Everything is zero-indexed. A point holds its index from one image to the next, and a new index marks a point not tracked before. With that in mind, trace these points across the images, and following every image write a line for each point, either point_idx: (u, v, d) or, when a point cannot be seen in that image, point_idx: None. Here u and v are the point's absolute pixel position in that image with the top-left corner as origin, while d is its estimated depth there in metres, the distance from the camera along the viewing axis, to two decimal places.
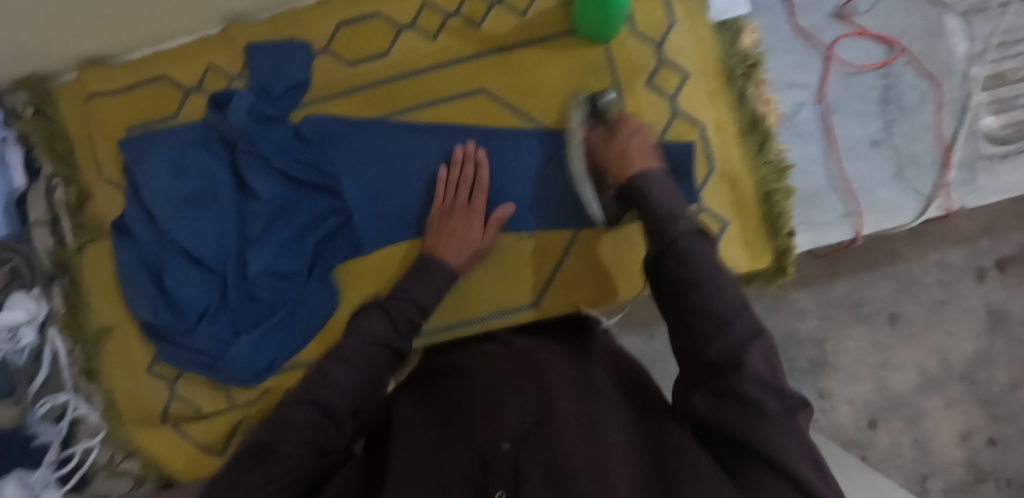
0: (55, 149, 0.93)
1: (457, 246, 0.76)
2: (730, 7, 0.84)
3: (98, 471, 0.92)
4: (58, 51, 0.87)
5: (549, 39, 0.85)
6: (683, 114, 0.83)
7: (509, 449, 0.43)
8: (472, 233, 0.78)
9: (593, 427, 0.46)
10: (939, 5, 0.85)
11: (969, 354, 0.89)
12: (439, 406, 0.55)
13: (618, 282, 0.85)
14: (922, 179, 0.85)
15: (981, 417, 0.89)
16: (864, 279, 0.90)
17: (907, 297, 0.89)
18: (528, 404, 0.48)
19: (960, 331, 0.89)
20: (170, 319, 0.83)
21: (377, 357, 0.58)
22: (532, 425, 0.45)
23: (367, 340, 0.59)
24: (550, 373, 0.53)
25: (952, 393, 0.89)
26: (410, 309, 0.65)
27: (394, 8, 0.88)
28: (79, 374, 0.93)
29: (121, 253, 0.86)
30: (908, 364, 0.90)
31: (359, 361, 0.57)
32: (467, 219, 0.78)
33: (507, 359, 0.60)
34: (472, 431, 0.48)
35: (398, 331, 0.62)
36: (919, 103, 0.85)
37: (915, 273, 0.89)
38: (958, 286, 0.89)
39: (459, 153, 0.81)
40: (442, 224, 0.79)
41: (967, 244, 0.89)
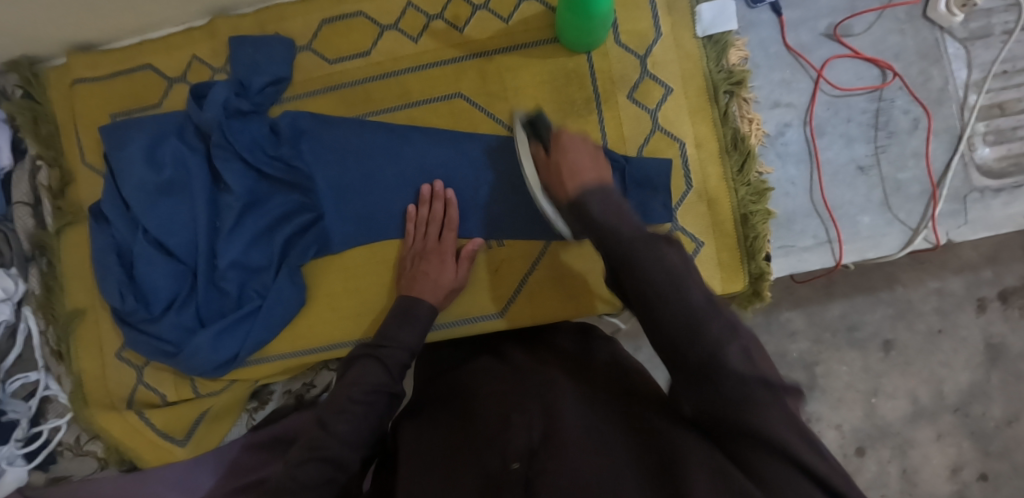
0: (39, 132, 0.90)
1: (434, 286, 0.75)
2: (718, 22, 0.82)
3: (64, 451, 0.88)
4: (42, 35, 0.85)
5: (530, 46, 0.84)
6: (663, 128, 0.82)
7: (519, 466, 0.43)
8: (445, 273, 0.77)
9: (600, 441, 0.47)
10: (939, 29, 0.84)
11: (964, 385, 0.96)
12: (449, 430, 0.55)
13: (589, 296, 0.82)
14: (908, 209, 0.83)
15: (973, 451, 0.96)
16: (859, 303, 0.97)
17: (903, 324, 0.96)
18: (534, 420, 0.49)
19: (955, 362, 0.96)
20: (136, 308, 0.81)
21: (381, 410, 0.60)
22: (539, 441, 0.46)
23: (366, 388, 0.60)
24: (555, 389, 0.54)
25: (944, 424, 0.96)
26: (401, 354, 0.65)
27: (378, 7, 0.86)
28: (50, 355, 0.89)
29: (94, 237, 0.84)
30: (898, 393, 0.97)
31: (363, 408, 0.59)
32: (443, 259, 0.78)
33: (509, 376, 0.60)
34: (480, 453, 0.48)
35: (392, 376, 0.63)
36: (909, 129, 0.83)
37: (913, 300, 0.96)
38: (958, 316, 0.96)
39: (426, 191, 0.80)
40: (416, 266, 0.78)
41: (969, 274, 0.96)
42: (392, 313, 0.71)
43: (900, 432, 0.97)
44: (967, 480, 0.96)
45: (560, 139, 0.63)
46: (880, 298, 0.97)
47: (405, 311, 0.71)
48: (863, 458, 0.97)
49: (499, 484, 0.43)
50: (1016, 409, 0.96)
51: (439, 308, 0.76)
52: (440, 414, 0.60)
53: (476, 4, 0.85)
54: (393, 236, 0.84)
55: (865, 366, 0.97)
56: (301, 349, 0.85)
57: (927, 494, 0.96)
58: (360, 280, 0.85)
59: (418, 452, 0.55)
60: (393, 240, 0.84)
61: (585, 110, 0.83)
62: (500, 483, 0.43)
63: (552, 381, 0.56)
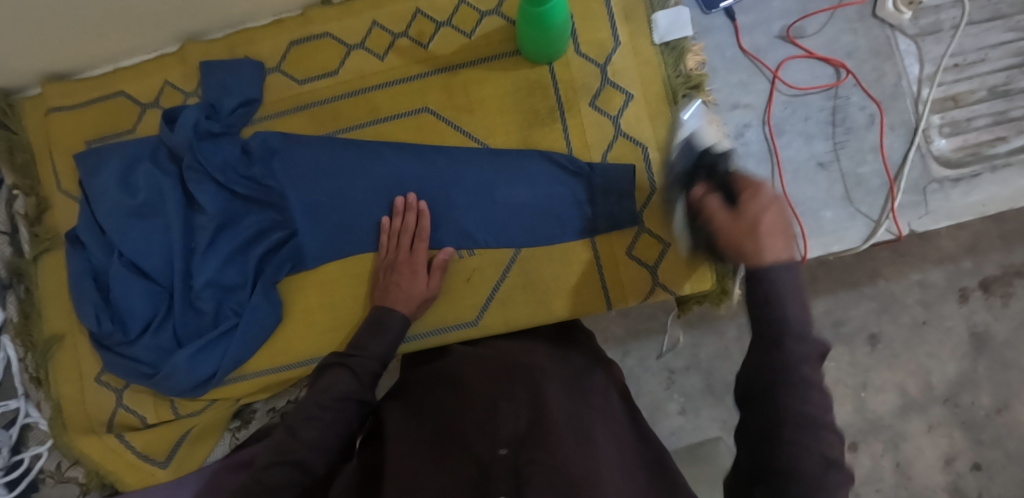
0: (15, 161, 0.91)
1: (406, 298, 0.76)
2: (674, 29, 0.84)
3: (47, 478, 0.89)
4: (16, 68, 0.87)
5: (492, 60, 0.86)
6: (626, 134, 0.84)
7: (508, 454, 0.46)
8: (416, 284, 0.78)
9: (581, 433, 0.51)
10: (889, 27, 0.86)
11: (952, 376, 0.97)
12: (434, 416, 0.56)
13: (558, 300, 0.83)
14: (871, 203, 0.84)
15: (965, 442, 0.97)
16: (844, 299, 0.98)
17: (887, 317, 0.98)
18: (522, 409, 0.51)
19: (942, 353, 0.97)
20: (112, 331, 0.82)
21: (349, 415, 0.61)
22: (526, 430, 0.49)
23: (335, 395, 0.61)
24: (541, 381, 0.57)
25: (935, 416, 0.97)
26: (369, 364, 0.66)
27: (344, 27, 0.88)
28: (29, 381, 0.89)
29: (70, 262, 0.85)
30: (887, 386, 0.98)
31: (333, 412, 0.60)
32: (416, 268, 0.78)
33: (495, 363, 0.63)
34: (466, 441, 0.50)
35: (362, 384, 0.64)
36: (866, 124, 0.85)
37: (895, 293, 0.97)
38: (941, 307, 0.97)
39: (400, 203, 0.81)
40: (389, 278, 0.78)
41: (950, 265, 0.97)
42: (365, 324, 0.72)
43: (891, 425, 0.97)
44: (961, 470, 0.96)
45: (752, 202, 0.59)
46: (862, 292, 0.98)
47: (379, 325, 0.71)
48: (856, 453, 0.97)
49: (488, 472, 0.45)
50: (1004, 396, 0.96)
51: (414, 318, 0.77)
52: (421, 402, 0.61)
53: (439, 21, 0.87)
54: (365, 248, 0.85)
55: (852, 360, 0.98)
56: (279, 365, 0.86)
57: (922, 487, 0.97)
58: (336, 292, 0.86)
59: (402, 439, 0.56)
60: (365, 252, 0.85)
61: (549, 119, 0.84)
62: (487, 471, 0.45)
63: (535, 374, 0.59)
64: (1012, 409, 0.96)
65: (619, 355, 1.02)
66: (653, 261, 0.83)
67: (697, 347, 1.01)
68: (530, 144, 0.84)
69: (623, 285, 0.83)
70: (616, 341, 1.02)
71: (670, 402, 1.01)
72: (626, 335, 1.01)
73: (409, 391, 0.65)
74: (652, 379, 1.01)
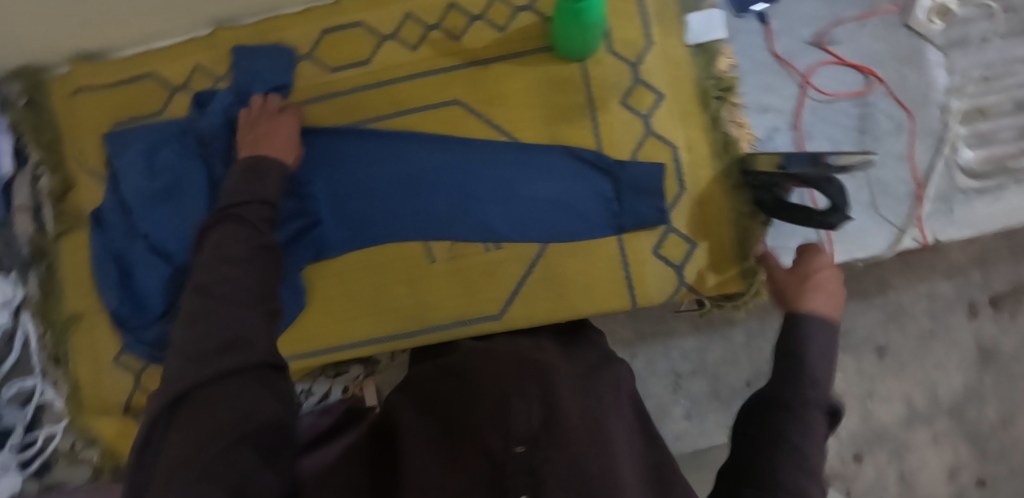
0: (40, 138, 0.90)
1: (280, 148, 0.76)
2: (708, 30, 0.84)
3: (59, 458, 0.88)
4: (47, 44, 0.87)
5: (523, 55, 0.85)
6: (656, 134, 0.84)
7: (524, 452, 0.47)
8: (286, 134, 0.78)
9: (595, 429, 0.51)
10: (919, 36, 0.86)
11: (958, 389, 0.98)
12: (443, 406, 0.56)
13: (579, 298, 0.83)
14: (896, 210, 0.85)
15: (970, 455, 0.97)
16: (853, 308, 0.98)
17: (895, 328, 0.98)
18: (534, 404, 0.51)
19: (949, 365, 0.98)
20: (134, 313, 0.83)
21: (261, 258, 0.57)
22: (540, 427, 0.49)
23: (236, 245, 0.56)
24: (553, 376, 0.57)
25: (941, 428, 0.98)
26: (259, 209, 0.63)
27: (375, 16, 0.87)
28: (48, 360, 0.89)
29: (95, 244, 0.85)
30: (893, 396, 0.98)
31: (246, 265, 0.55)
32: (279, 122, 0.79)
33: (506, 357, 0.62)
34: (478, 434, 0.50)
35: (259, 230, 0.60)
36: (894, 131, 0.86)
37: (904, 304, 0.97)
38: (950, 318, 0.98)
39: (257, 100, 0.82)
40: (257, 133, 0.77)
41: (959, 277, 0.97)
42: (242, 170, 0.69)
43: (896, 436, 0.98)
44: (964, 484, 0.97)
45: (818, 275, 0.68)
46: (872, 303, 0.98)
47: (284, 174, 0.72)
48: (861, 464, 0.98)
49: (504, 469, 0.46)
50: (1010, 411, 0.97)
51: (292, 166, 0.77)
52: (429, 389, 0.61)
53: (473, 14, 0.86)
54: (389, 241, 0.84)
55: (859, 370, 0.98)
56: (299, 352, 0.85)
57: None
58: (355, 282, 0.85)
59: (411, 429, 0.55)
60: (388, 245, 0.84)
61: (578, 116, 0.84)
62: (503, 468, 0.46)
63: (545, 369, 0.58)
64: (1017, 423, 0.97)
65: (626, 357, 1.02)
66: (678, 261, 0.83)
67: (705, 351, 1.01)
68: (558, 140, 0.84)
69: (648, 284, 0.83)
70: (624, 344, 1.02)
71: (676, 406, 1.01)
72: (634, 338, 1.01)
73: (413, 384, 0.64)
74: (658, 382, 1.01)
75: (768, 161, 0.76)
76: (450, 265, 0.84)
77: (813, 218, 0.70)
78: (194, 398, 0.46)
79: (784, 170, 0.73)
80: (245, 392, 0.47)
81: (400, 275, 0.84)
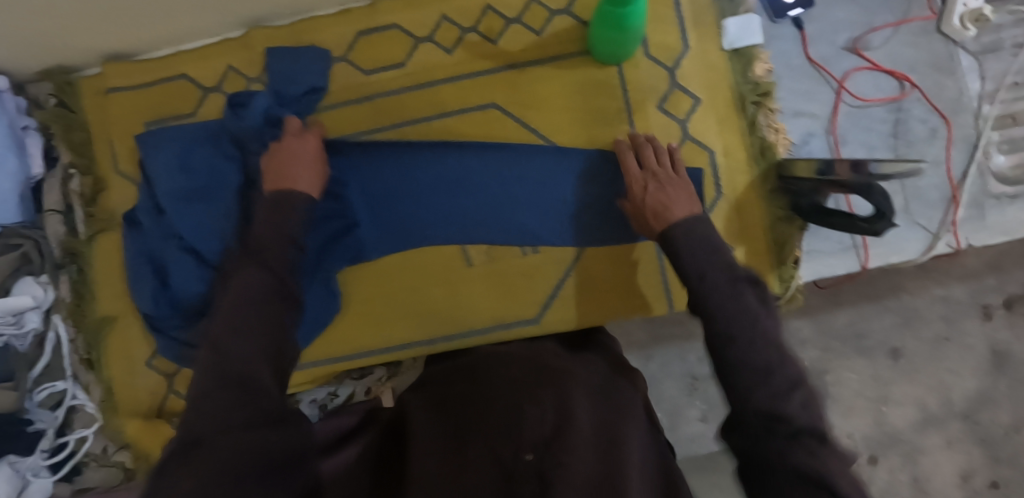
0: (72, 139, 0.90)
1: (306, 176, 0.74)
2: (744, 35, 0.84)
3: (90, 462, 0.89)
4: (79, 44, 0.86)
5: (560, 59, 0.86)
6: (694, 138, 0.84)
7: (534, 459, 0.46)
8: (312, 162, 0.76)
9: (604, 440, 0.52)
10: (953, 43, 0.86)
11: (971, 392, 0.98)
12: (452, 412, 0.56)
13: (617, 301, 0.84)
14: (930, 216, 0.86)
15: (982, 458, 0.98)
16: (865, 311, 0.99)
17: (909, 332, 0.99)
18: (547, 411, 0.51)
19: (962, 369, 0.98)
20: (171, 315, 0.83)
21: (275, 306, 0.57)
22: (552, 434, 0.48)
23: (249, 293, 0.56)
24: (566, 381, 0.56)
25: (953, 431, 0.98)
26: (278, 249, 0.63)
27: (411, 18, 0.87)
28: (79, 363, 0.89)
29: (130, 246, 0.85)
30: (907, 400, 0.98)
31: (262, 312, 0.55)
32: (306, 143, 0.77)
33: (519, 362, 0.61)
34: (489, 437, 0.50)
35: (276, 274, 0.60)
36: (929, 137, 0.86)
37: (919, 308, 0.98)
38: (964, 322, 0.99)
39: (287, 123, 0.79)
40: (278, 160, 0.75)
41: (972, 281, 0.99)
42: (267, 207, 0.69)
43: (909, 440, 0.98)
44: (978, 487, 0.97)
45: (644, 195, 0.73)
46: (885, 306, 0.99)
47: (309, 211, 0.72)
48: (875, 467, 0.98)
49: (515, 477, 0.46)
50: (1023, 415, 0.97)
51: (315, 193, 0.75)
52: (439, 395, 0.61)
53: (509, 17, 0.86)
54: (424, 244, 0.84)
55: (874, 374, 0.99)
56: (336, 355, 0.85)
57: None
58: (390, 286, 0.85)
59: (422, 429, 0.55)
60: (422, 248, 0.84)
61: (615, 120, 0.85)
62: (514, 476, 0.46)
63: (559, 375, 0.58)
64: None
65: (641, 359, 1.03)
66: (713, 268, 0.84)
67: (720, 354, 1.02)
68: (596, 143, 0.84)
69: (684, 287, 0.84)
70: (639, 346, 1.02)
71: (691, 408, 1.02)
72: (649, 340, 1.01)
73: (429, 385, 0.65)
74: (674, 385, 1.01)
75: (807, 168, 0.77)
76: (487, 268, 0.84)
77: (856, 224, 0.72)
78: (206, 444, 0.45)
79: (823, 178, 0.74)
80: (257, 434, 0.47)
81: (435, 278, 0.84)
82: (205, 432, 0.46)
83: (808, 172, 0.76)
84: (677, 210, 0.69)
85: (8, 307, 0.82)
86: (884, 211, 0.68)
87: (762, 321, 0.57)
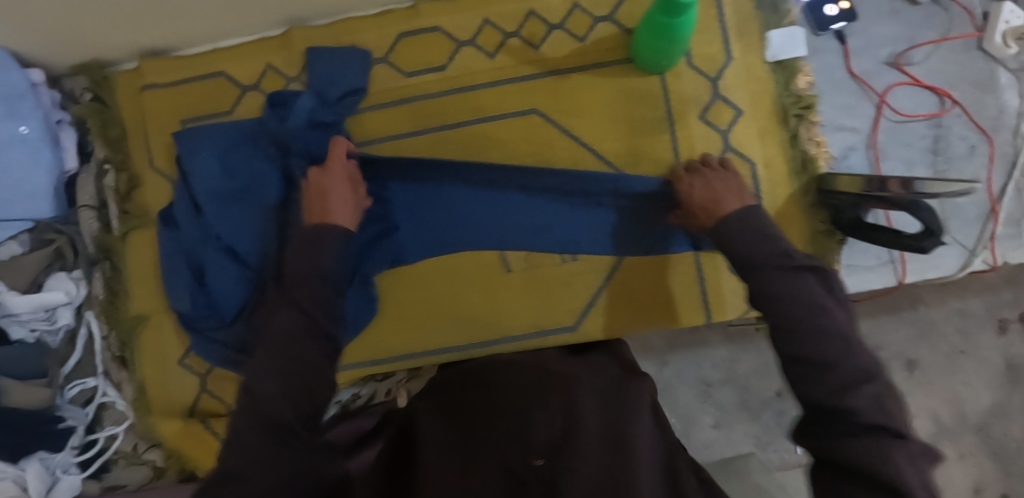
0: (107, 134, 0.90)
1: (340, 212, 0.73)
2: (788, 48, 0.84)
3: (119, 460, 0.89)
4: (119, 40, 0.85)
5: (602, 66, 0.85)
6: (735, 150, 0.84)
7: (543, 464, 0.50)
8: (346, 194, 0.75)
9: (619, 434, 0.53)
10: (993, 61, 0.87)
11: (986, 405, 0.98)
12: (464, 420, 0.58)
13: (655, 311, 0.84)
14: (968, 233, 0.86)
15: (994, 471, 0.98)
16: (883, 323, 0.99)
17: (926, 345, 0.99)
18: (555, 417, 0.54)
19: (976, 382, 0.98)
20: (208, 316, 0.83)
21: (308, 348, 0.59)
22: (561, 437, 0.52)
23: (284, 338, 0.59)
24: (575, 387, 0.58)
25: (966, 444, 0.98)
26: (313, 287, 0.64)
27: (453, 21, 0.87)
28: (111, 360, 0.89)
29: (165, 244, 0.85)
30: (922, 412, 0.99)
31: (295, 356, 0.58)
32: (333, 178, 0.74)
33: (528, 371, 0.64)
34: (500, 443, 0.53)
35: (313, 318, 0.61)
36: (967, 154, 0.86)
37: (935, 319, 0.98)
38: (981, 337, 0.98)
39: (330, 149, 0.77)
40: (311, 194, 0.74)
41: (989, 294, 0.98)
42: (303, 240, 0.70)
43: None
44: None
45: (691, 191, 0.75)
46: (902, 317, 0.99)
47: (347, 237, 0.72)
48: None
49: (523, 482, 0.50)
50: None
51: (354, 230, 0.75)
52: (451, 403, 0.63)
53: (552, 23, 0.86)
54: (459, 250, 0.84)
55: None
56: (371, 359, 0.85)
57: None
58: (429, 290, 0.85)
59: (434, 435, 0.58)
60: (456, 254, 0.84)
61: (657, 129, 0.85)
62: (525, 481, 0.50)
63: (568, 380, 0.60)
64: None
65: (658, 365, 1.02)
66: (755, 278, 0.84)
67: (735, 361, 1.01)
68: (637, 153, 0.84)
69: (723, 298, 0.84)
70: (656, 352, 1.01)
71: (705, 415, 1.01)
72: (665, 346, 1.00)
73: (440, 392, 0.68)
74: (688, 391, 1.00)
75: (850, 183, 0.77)
76: (526, 274, 0.84)
77: (901, 240, 0.72)
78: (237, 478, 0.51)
79: (870, 195, 0.74)
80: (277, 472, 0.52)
81: (474, 283, 0.84)
82: (244, 464, 0.52)
83: (851, 188, 0.77)
84: (727, 203, 0.71)
85: (42, 303, 0.82)
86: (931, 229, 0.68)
87: (829, 313, 0.57)
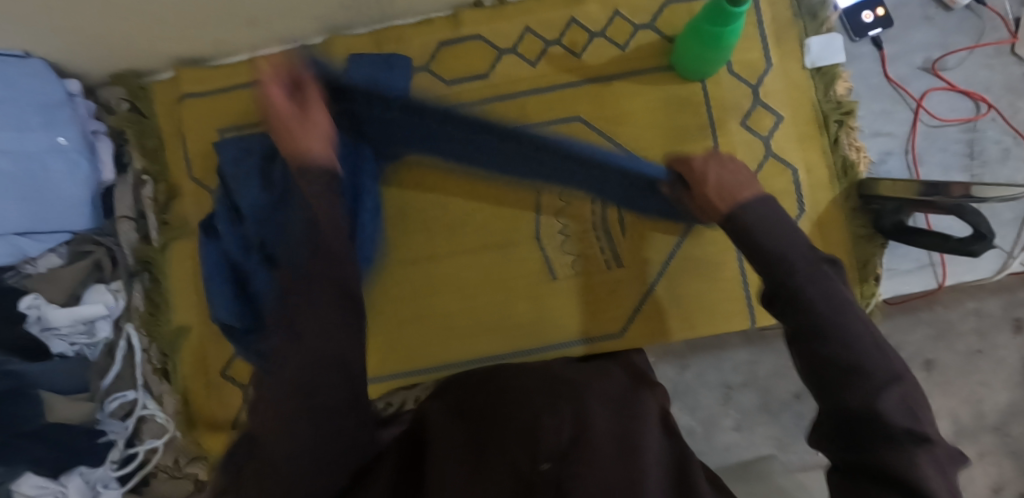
0: (145, 145, 0.90)
1: (312, 135, 0.57)
2: (827, 54, 0.85)
3: (160, 472, 0.88)
4: (157, 50, 0.84)
5: (642, 73, 0.86)
6: (776, 155, 0.85)
7: (550, 469, 0.46)
8: (308, 117, 0.58)
9: (627, 447, 0.51)
10: None
11: (1004, 405, 0.91)
12: (470, 421, 0.55)
13: (700, 317, 0.85)
14: (1005, 236, 0.88)
15: (1014, 472, 0.91)
16: (900, 323, 0.91)
17: (942, 344, 0.91)
18: (564, 423, 0.51)
19: (994, 381, 0.91)
20: (253, 327, 0.82)
21: (342, 321, 0.44)
22: (568, 444, 0.49)
23: (316, 308, 0.43)
24: (586, 397, 0.56)
25: (985, 444, 0.91)
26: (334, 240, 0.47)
27: (494, 30, 0.87)
28: (151, 373, 0.88)
29: (205, 254, 0.83)
30: (941, 413, 0.91)
31: (332, 380, 0.42)
32: (288, 107, 0.59)
33: (537, 377, 0.61)
34: (505, 443, 0.50)
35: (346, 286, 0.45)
36: (1002, 157, 0.87)
37: (952, 320, 0.91)
38: (995, 336, 0.91)
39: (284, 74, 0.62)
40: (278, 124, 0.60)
41: (1005, 294, 0.91)
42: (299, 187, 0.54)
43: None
44: None
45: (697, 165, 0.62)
46: (919, 317, 0.91)
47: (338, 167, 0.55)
48: None
49: (531, 485, 0.46)
50: None
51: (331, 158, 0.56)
52: (456, 402, 0.59)
53: (593, 31, 0.87)
54: (491, 251, 0.85)
55: None
56: (417, 368, 0.85)
57: None
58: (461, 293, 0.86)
59: (434, 430, 0.53)
60: (489, 255, 0.85)
61: (699, 136, 0.85)
62: (531, 483, 0.46)
63: (577, 389, 0.58)
64: None
65: (677, 368, 0.97)
66: None
67: (755, 363, 0.96)
68: None
69: None
70: (675, 355, 0.96)
71: (726, 417, 0.95)
72: (685, 349, 0.95)
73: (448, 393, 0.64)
74: (709, 395, 0.95)
75: (893, 191, 0.78)
76: (572, 281, 0.85)
77: (952, 244, 0.74)
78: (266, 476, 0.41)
79: (912, 202, 0.76)
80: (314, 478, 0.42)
81: (510, 288, 0.85)
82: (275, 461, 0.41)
83: (895, 195, 0.78)
84: (748, 191, 0.57)
85: (82, 315, 0.81)
86: (982, 232, 0.71)
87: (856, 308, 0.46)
